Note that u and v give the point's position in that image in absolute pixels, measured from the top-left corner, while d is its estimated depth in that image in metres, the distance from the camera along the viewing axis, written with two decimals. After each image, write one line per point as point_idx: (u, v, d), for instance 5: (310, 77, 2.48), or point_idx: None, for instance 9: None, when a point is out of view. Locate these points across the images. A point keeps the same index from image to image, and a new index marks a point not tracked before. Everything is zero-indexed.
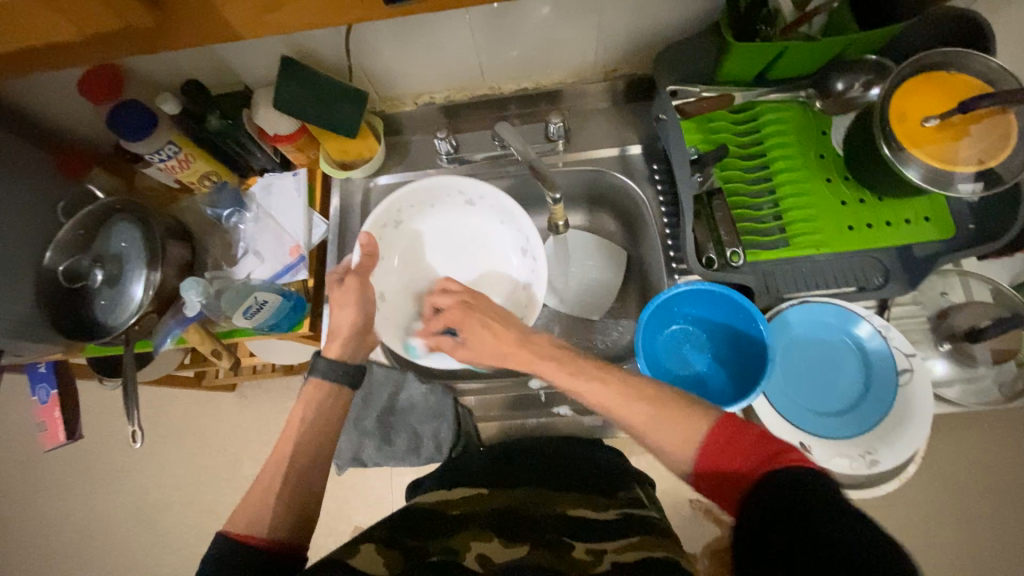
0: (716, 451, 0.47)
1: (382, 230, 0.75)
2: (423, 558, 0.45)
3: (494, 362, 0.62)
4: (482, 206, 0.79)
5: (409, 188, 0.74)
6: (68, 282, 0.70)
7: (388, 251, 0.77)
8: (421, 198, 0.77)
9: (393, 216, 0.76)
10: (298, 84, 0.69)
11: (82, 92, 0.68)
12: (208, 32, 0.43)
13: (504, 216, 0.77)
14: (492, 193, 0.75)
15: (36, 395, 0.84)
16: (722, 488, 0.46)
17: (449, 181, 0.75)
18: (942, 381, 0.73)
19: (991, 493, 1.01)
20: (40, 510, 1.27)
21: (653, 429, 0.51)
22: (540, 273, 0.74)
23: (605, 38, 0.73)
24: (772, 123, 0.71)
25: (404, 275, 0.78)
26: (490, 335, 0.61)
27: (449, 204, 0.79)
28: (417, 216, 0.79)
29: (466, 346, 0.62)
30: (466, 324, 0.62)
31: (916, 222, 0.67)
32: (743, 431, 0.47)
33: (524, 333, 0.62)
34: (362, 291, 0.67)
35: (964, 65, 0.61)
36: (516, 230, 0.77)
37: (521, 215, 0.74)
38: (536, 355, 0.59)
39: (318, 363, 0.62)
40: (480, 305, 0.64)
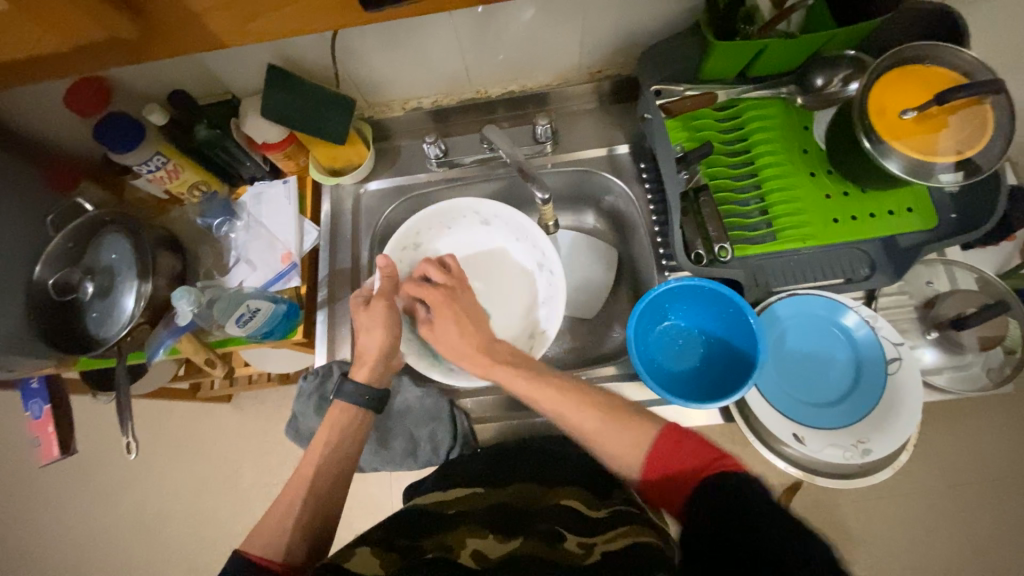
0: (660, 459, 0.49)
1: (401, 251, 0.76)
2: (419, 555, 0.45)
3: (453, 357, 0.64)
4: (496, 226, 0.80)
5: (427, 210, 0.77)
6: (58, 295, 0.69)
7: (405, 275, 0.78)
8: (438, 219, 0.79)
9: (410, 239, 0.77)
10: (284, 93, 0.69)
11: (70, 106, 0.69)
12: (190, 42, 0.43)
13: (519, 234, 0.78)
14: (509, 212, 0.77)
15: (29, 411, 0.84)
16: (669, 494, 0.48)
17: (464, 202, 0.77)
18: (931, 369, 0.74)
19: (986, 481, 1.02)
20: (35, 529, 1.25)
21: (604, 435, 0.54)
22: (556, 288, 0.75)
23: (589, 40, 0.74)
24: (756, 119, 0.73)
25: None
26: (451, 332, 0.64)
27: (464, 223, 0.80)
28: (434, 238, 0.80)
29: (433, 331, 0.66)
30: (439, 311, 0.66)
31: (899, 213, 0.68)
32: (681, 441, 0.50)
33: (489, 339, 0.64)
34: (385, 312, 0.65)
35: (940, 57, 0.62)
36: (531, 247, 0.78)
37: (537, 231, 0.76)
38: (494, 362, 0.62)
39: (344, 387, 0.62)
40: (456, 300, 0.67)
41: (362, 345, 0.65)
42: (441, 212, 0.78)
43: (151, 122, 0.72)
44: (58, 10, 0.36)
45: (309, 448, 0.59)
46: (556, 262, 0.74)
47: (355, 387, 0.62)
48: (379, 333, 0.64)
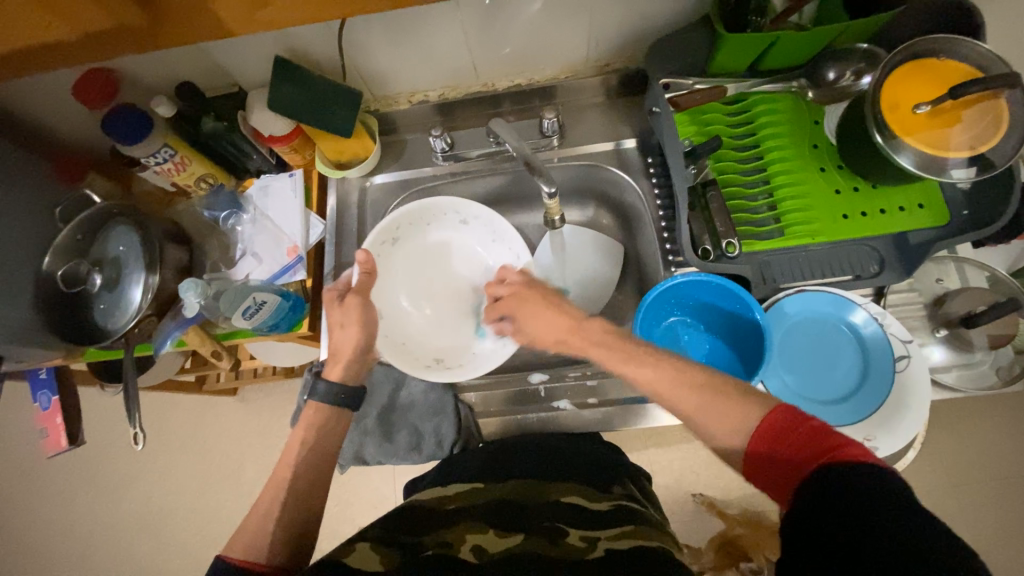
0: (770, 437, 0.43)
1: (379, 247, 0.75)
2: (419, 552, 0.45)
3: (551, 345, 0.63)
4: (476, 227, 0.79)
5: (406, 207, 0.75)
6: (67, 288, 0.71)
7: (387, 272, 0.76)
8: (417, 216, 0.77)
9: (391, 234, 0.75)
10: (291, 85, 0.69)
11: (77, 97, 0.69)
12: (198, 30, 0.43)
13: (497, 233, 0.77)
14: (486, 211, 0.76)
15: (38, 401, 0.85)
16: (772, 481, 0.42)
17: (443, 200, 0.76)
18: (941, 367, 0.73)
19: (992, 482, 1.02)
20: (45, 517, 1.27)
21: (707, 416, 0.48)
22: None
23: (598, 32, 0.73)
24: (765, 114, 0.72)
25: (405, 293, 0.77)
26: (543, 318, 0.63)
27: (444, 224, 0.80)
28: (414, 235, 0.79)
29: (524, 329, 0.64)
30: (522, 310, 0.64)
31: (910, 210, 0.67)
32: (798, 424, 0.42)
33: (580, 316, 0.62)
34: (360, 308, 0.64)
35: (955, 51, 0.61)
36: (508, 248, 0.77)
37: (511, 230, 0.75)
38: (590, 342, 0.59)
39: (316, 387, 0.61)
40: (530, 293, 0.65)
41: (337, 342, 0.64)
42: (421, 210, 0.77)
43: (159, 114, 0.72)
44: None
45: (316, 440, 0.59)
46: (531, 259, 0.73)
47: (327, 386, 0.61)
48: (355, 330, 0.64)
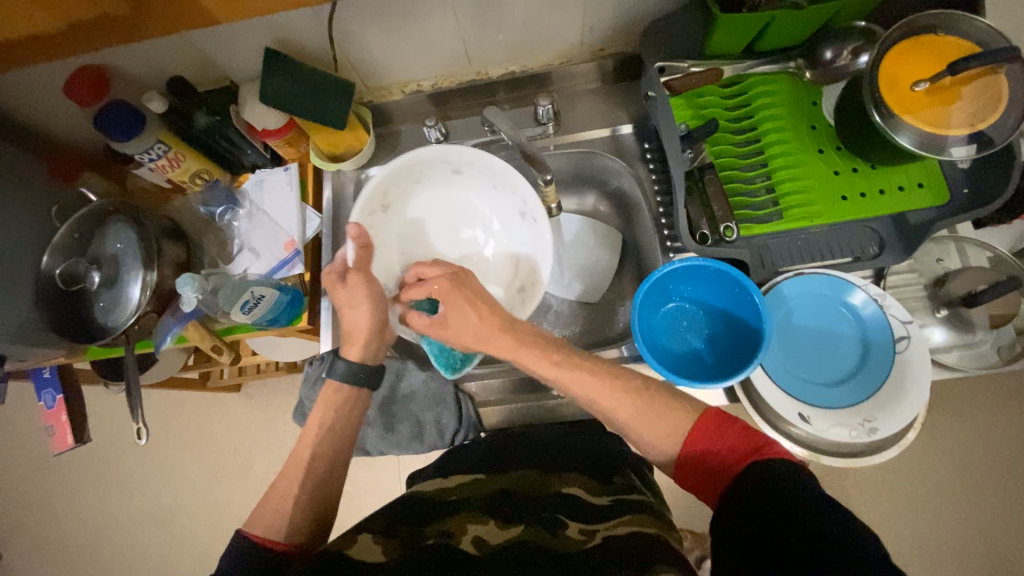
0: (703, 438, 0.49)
1: (370, 216, 0.73)
2: (420, 541, 0.45)
3: (473, 346, 0.61)
4: (472, 172, 0.76)
5: (392, 165, 0.71)
6: (65, 286, 0.70)
7: (382, 238, 0.76)
8: (405, 175, 0.74)
9: (380, 200, 0.73)
10: (282, 77, 0.69)
11: (68, 93, 0.68)
12: (184, 17, 0.42)
13: (497, 179, 0.74)
14: (482, 157, 0.72)
15: (42, 400, 0.85)
16: (698, 479, 0.48)
17: (431, 152, 0.72)
18: (941, 347, 0.73)
19: (996, 462, 1.02)
20: (56, 515, 1.29)
21: (640, 421, 0.54)
22: (542, 237, 0.73)
23: (591, 16, 0.72)
24: (762, 95, 0.71)
25: (404, 256, 0.79)
26: (469, 316, 0.60)
27: (435, 175, 0.77)
28: (404, 194, 0.77)
29: (446, 321, 0.60)
30: (449, 300, 0.60)
31: (909, 189, 0.67)
32: (728, 425, 0.49)
33: (507, 318, 0.60)
34: (364, 285, 0.63)
35: (952, 27, 0.60)
36: (512, 194, 0.75)
37: (513, 176, 0.72)
38: (521, 342, 0.59)
39: (335, 365, 0.61)
40: (463, 284, 0.62)
41: (347, 322, 0.63)
42: (409, 166, 0.73)
43: (150, 109, 0.72)
44: None
45: (320, 434, 0.59)
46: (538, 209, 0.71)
47: (347, 365, 0.61)
48: (366, 307, 0.62)
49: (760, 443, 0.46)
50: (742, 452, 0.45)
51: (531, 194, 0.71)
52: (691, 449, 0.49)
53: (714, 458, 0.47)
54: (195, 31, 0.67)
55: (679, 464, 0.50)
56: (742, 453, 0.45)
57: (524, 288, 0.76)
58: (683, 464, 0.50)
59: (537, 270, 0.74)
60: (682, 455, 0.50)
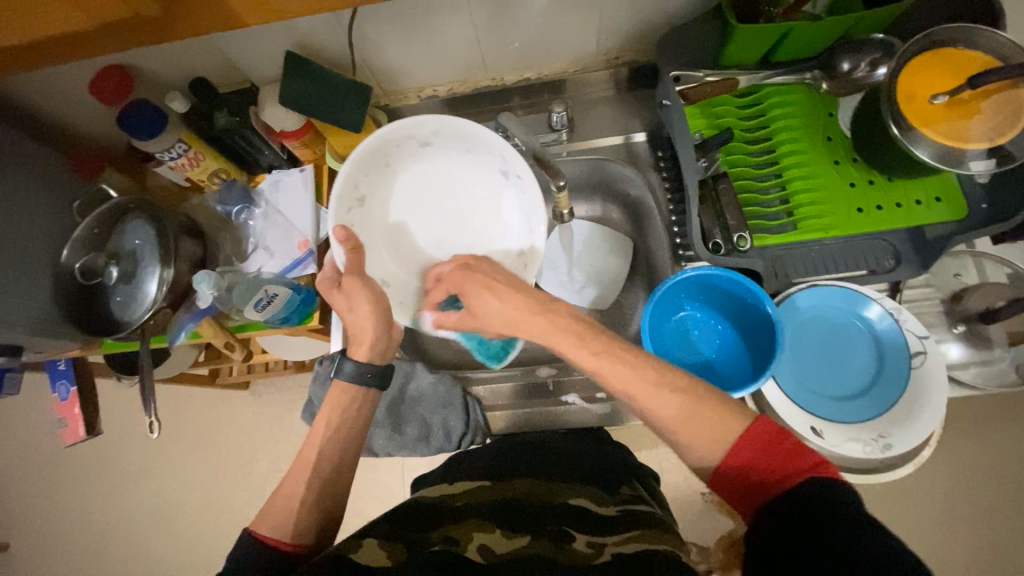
0: (751, 452, 0.44)
1: (346, 213, 0.68)
2: (425, 547, 0.45)
3: (509, 329, 0.58)
4: (441, 142, 0.71)
5: (358, 152, 0.66)
6: (84, 279, 0.71)
7: (365, 234, 0.71)
8: (372, 162, 0.69)
9: (351, 194, 0.68)
10: (302, 80, 0.70)
11: (94, 91, 0.70)
12: (212, 20, 0.43)
13: (468, 141, 0.70)
14: (447, 121, 0.68)
15: (57, 391, 0.87)
16: (739, 494, 0.44)
17: (393, 128, 0.67)
18: (957, 364, 0.71)
19: (1012, 485, 0.99)
20: (64, 505, 1.30)
21: None
22: (531, 192, 0.70)
23: (607, 25, 0.73)
24: (777, 106, 0.71)
25: (393, 250, 0.73)
26: (495, 300, 0.57)
27: (402, 155, 0.71)
28: (377, 184, 0.72)
29: (471, 307, 0.59)
30: (467, 287, 0.59)
31: (927, 203, 0.66)
32: (780, 441, 0.43)
33: (543, 298, 0.57)
34: (359, 288, 0.62)
35: (973, 40, 0.60)
36: (487, 154, 0.71)
37: (484, 132, 0.68)
38: (554, 325, 0.55)
39: (343, 366, 0.61)
40: (482, 267, 0.60)
41: (352, 325, 0.63)
42: (375, 151, 0.68)
43: (173, 109, 0.73)
44: None
45: (330, 434, 0.60)
46: (519, 162, 0.69)
47: (354, 366, 0.61)
48: (367, 309, 0.62)
49: (817, 461, 0.42)
50: (800, 472, 0.41)
51: (508, 147, 0.68)
52: (734, 463, 0.44)
53: (762, 474, 0.43)
54: (219, 33, 0.69)
55: (715, 474, 0.46)
56: (801, 474, 0.41)
57: (525, 252, 0.72)
58: (721, 476, 0.46)
59: (535, 228, 0.71)
60: (722, 469, 0.45)
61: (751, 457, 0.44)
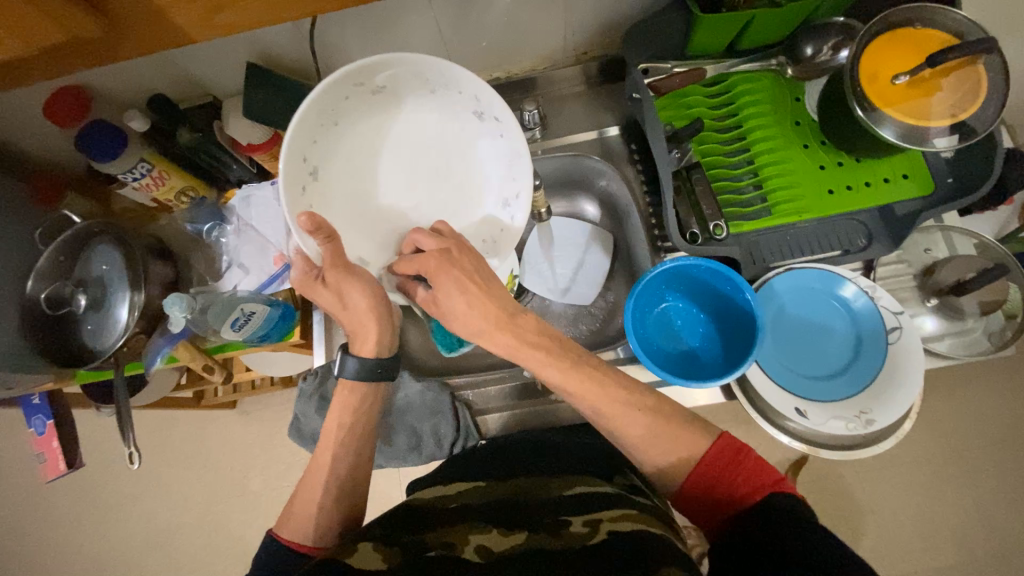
0: (713, 469, 0.48)
1: (302, 194, 0.59)
2: (422, 552, 0.43)
3: (471, 334, 0.57)
4: (398, 86, 0.61)
5: (299, 114, 0.55)
6: (52, 310, 0.69)
7: (328, 211, 0.63)
8: (318, 123, 0.58)
9: (302, 170, 0.59)
10: (263, 91, 0.68)
11: (48, 116, 0.67)
12: (161, 39, 0.42)
13: (430, 81, 0.61)
14: (403, 60, 0.57)
15: (34, 427, 0.83)
16: (700, 512, 0.48)
17: (338, 78, 0.55)
18: (933, 336, 0.73)
19: (992, 447, 1.03)
20: (52, 542, 1.26)
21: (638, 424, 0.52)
22: (511, 131, 0.62)
23: (573, 20, 0.72)
24: (746, 94, 0.71)
25: (365, 221, 0.66)
26: (465, 296, 0.55)
27: (352, 106, 0.60)
28: (327, 148, 0.61)
29: (436, 304, 0.57)
30: (438, 282, 0.56)
31: (895, 181, 0.68)
32: (739, 458, 0.48)
33: (512, 311, 0.56)
34: (348, 280, 0.57)
35: (928, 20, 0.61)
36: (454, 94, 0.62)
37: (450, 70, 0.58)
38: (522, 342, 0.54)
39: (347, 363, 0.59)
40: (459, 260, 0.57)
41: (348, 322, 0.60)
42: (320, 107, 0.57)
43: (132, 128, 0.71)
44: (18, 12, 0.35)
45: (328, 438, 0.58)
46: (495, 102, 0.61)
47: (359, 362, 0.59)
48: (363, 301, 0.58)
49: (774, 477, 0.47)
50: (759, 487, 0.46)
51: (480, 85, 0.60)
52: (702, 474, 0.49)
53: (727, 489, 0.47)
54: (175, 47, 0.67)
55: (684, 490, 0.50)
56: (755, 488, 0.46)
57: (511, 204, 0.68)
58: (687, 491, 0.49)
59: (519, 178, 0.66)
60: (687, 487, 0.49)
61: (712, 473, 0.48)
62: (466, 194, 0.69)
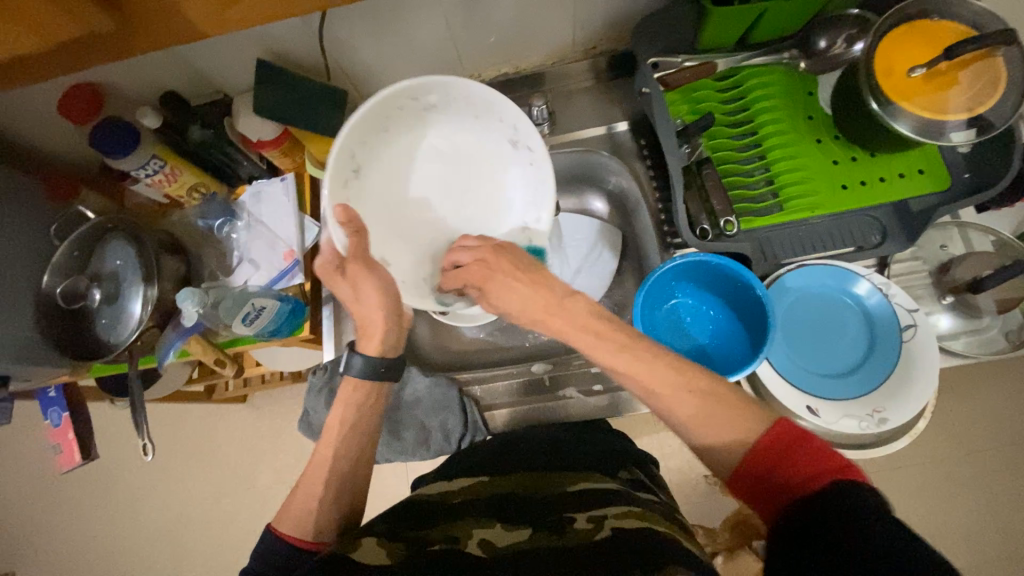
0: (769, 457, 0.42)
1: (341, 187, 0.62)
2: (425, 546, 0.43)
3: (528, 325, 0.57)
4: (447, 105, 0.66)
5: (355, 115, 0.60)
6: (66, 304, 0.70)
7: (364, 210, 0.65)
8: (369, 128, 0.63)
9: (346, 165, 0.62)
10: (272, 87, 0.68)
11: (62, 113, 0.68)
12: (173, 35, 0.42)
13: (476, 106, 0.65)
14: (455, 84, 0.62)
15: (49, 419, 0.85)
16: (759, 497, 0.42)
17: (395, 90, 0.61)
18: (947, 334, 0.72)
19: (1008, 448, 1.01)
20: (68, 532, 1.29)
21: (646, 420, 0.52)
22: (541, 157, 0.65)
23: (582, 14, 0.72)
24: (757, 88, 0.70)
25: (393, 228, 0.67)
26: (515, 292, 0.57)
27: (402, 119, 0.65)
28: (374, 152, 0.65)
29: (490, 302, 0.59)
30: (487, 284, 0.58)
31: (910, 176, 0.66)
32: (799, 445, 0.41)
33: (559, 294, 0.56)
34: (366, 275, 0.59)
35: (945, 12, 0.60)
36: (495, 120, 0.66)
37: (494, 95, 0.63)
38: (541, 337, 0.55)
39: (353, 361, 0.59)
40: (500, 262, 0.59)
41: (361, 316, 0.60)
42: (376, 114, 0.62)
43: (145, 124, 0.72)
44: (33, 8, 0.35)
45: (329, 432, 0.58)
46: (530, 129, 0.64)
47: (364, 361, 0.58)
48: (376, 298, 0.59)
49: (841, 462, 0.40)
50: (823, 474, 0.39)
51: (519, 114, 0.64)
52: (754, 463, 0.43)
53: (786, 477, 0.41)
54: (186, 44, 0.67)
55: (736, 479, 0.44)
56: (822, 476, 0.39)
57: (533, 228, 0.68)
58: (738, 481, 0.44)
59: (544, 204, 0.67)
60: (741, 471, 0.43)
61: (771, 460, 0.42)
62: (490, 213, 0.69)
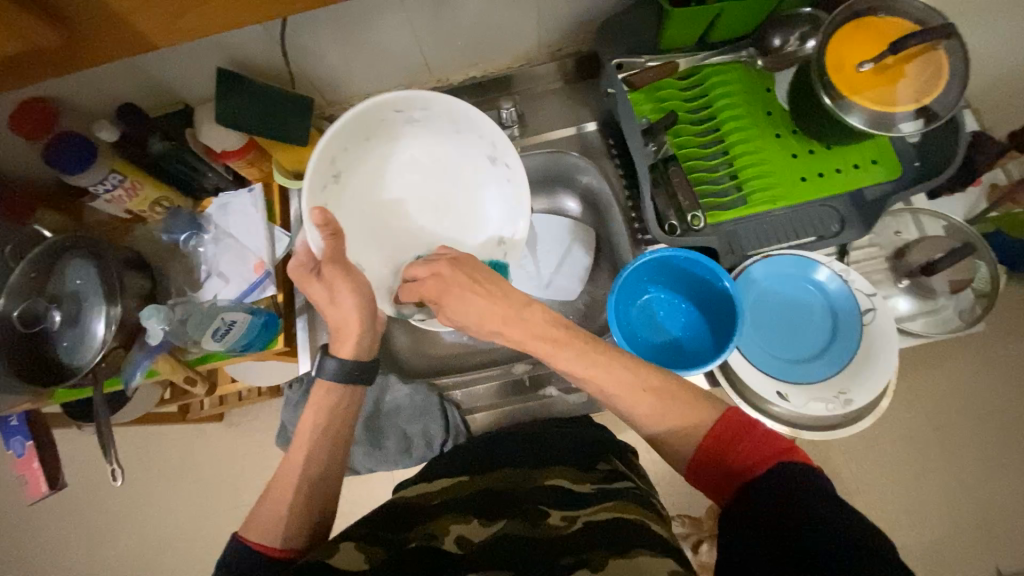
0: (721, 442, 0.44)
1: (321, 192, 0.63)
2: (403, 545, 0.44)
3: (486, 334, 0.57)
4: (427, 120, 0.67)
5: (338, 124, 0.60)
6: (24, 328, 0.65)
7: (343, 216, 0.66)
8: (351, 134, 0.63)
9: (328, 171, 0.63)
10: (231, 95, 0.67)
11: (12, 129, 0.65)
12: (120, 46, 0.41)
13: (458, 122, 0.66)
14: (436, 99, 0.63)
15: (11, 447, 0.81)
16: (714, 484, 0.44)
17: (378, 102, 0.61)
18: (906, 316, 0.76)
19: (971, 421, 1.06)
20: (38, 565, 1.23)
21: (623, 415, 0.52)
22: (517, 175, 0.67)
23: (547, 17, 0.73)
24: (718, 85, 0.73)
25: (372, 235, 0.68)
26: (474, 306, 0.55)
27: (383, 130, 0.66)
28: (355, 159, 0.66)
29: (448, 316, 0.57)
30: (443, 299, 0.56)
31: (864, 166, 0.69)
32: (745, 433, 0.44)
33: (517, 305, 0.55)
34: (342, 277, 0.58)
35: (889, 10, 0.63)
36: (475, 137, 0.68)
37: (474, 113, 0.64)
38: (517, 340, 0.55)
39: (326, 365, 0.58)
40: (455, 275, 0.56)
41: (334, 321, 0.59)
42: (357, 123, 0.62)
43: (101, 138, 0.69)
44: None
45: (301, 438, 0.56)
46: (510, 150, 0.66)
47: (338, 364, 0.58)
48: (351, 301, 0.58)
49: (784, 445, 0.42)
50: (767, 459, 0.42)
51: (500, 134, 0.65)
52: (712, 445, 0.45)
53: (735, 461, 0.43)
54: (143, 55, 0.65)
55: (692, 465, 0.46)
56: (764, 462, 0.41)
57: (508, 243, 0.70)
58: (697, 468, 0.46)
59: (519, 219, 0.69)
60: (698, 458, 0.45)
61: (721, 445, 0.44)
62: (467, 225, 0.71)
